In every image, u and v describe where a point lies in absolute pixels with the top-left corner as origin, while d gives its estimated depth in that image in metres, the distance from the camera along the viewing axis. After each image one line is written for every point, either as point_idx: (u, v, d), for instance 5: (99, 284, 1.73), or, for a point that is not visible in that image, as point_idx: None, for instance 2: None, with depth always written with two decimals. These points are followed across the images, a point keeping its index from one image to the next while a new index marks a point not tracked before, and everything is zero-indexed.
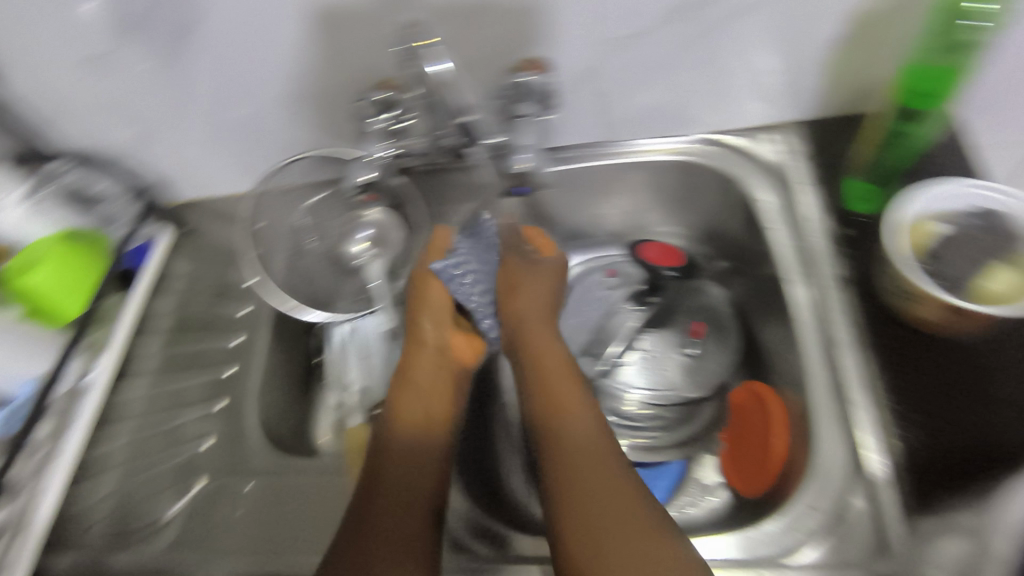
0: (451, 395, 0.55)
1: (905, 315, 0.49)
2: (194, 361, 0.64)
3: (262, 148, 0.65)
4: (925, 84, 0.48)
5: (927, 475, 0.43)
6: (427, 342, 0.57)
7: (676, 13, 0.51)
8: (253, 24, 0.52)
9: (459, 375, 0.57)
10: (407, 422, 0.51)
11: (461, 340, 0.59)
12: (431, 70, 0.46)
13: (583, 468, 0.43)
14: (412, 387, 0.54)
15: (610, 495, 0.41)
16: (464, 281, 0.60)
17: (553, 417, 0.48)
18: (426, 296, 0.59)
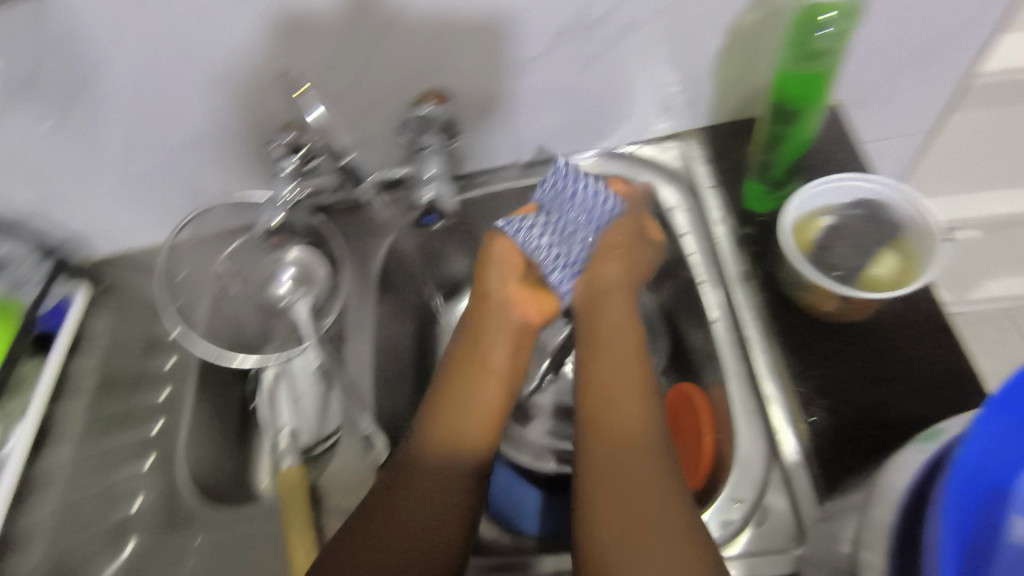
0: (506, 375, 0.55)
1: (805, 306, 0.51)
2: (122, 419, 0.63)
3: (175, 196, 0.65)
4: (795, 88, 0.51)
5: (835, 455, 0.45)
6: (489, 313, 0.58)
7: (563, 39, 0.54)
8: (147, 78, 0.52)
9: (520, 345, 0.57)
10: (451, 407, 0.52)
11: (528, 298, 0.59)
12: (307, 118, 0.47)
13: (624, 449, 0.45)
14: (461, 353, 0.56)
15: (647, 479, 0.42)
16: (536, 230, 0.58)
17: (612, 394, 0.48)
18: (489, 259, 0.59)
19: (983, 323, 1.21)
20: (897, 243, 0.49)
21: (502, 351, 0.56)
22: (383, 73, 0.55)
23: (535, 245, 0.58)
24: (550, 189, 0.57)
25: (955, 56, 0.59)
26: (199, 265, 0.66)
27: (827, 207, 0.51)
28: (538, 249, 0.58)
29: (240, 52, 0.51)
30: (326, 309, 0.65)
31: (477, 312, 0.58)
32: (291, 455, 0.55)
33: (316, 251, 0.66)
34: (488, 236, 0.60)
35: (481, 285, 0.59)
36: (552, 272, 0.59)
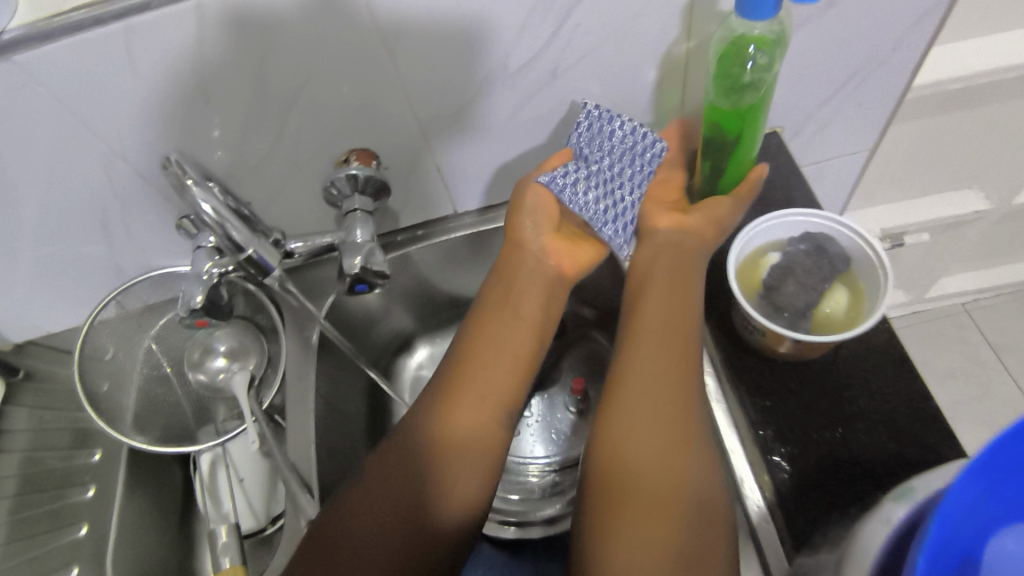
0: (535, 331, 0.53)
1: (760, 348, 0.49)
2: (46, 523, 0.58)
3: (93, 275, 0.60)
4: (733, 123, 0.50)
5: (802, 508, 0.43)
6: (521, 262, 0.54)
7: (488, 86, 0.51)
8: (41, 159, 0.48)
9: (553, 296, 0.55)
10: (475, 364, 0.51)
11: (564, 247, 0.56)
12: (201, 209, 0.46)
13: (651, 414, 0.43)
14: (493, 314, 0.53)
15: (662, 442, 0.42)
16: (583, 184, 0.53)
17: (639, 352, 0.47)
18: (523, 208, 0.54)
19: (937, 320, 1.23)
20: (845, 276, 0.48)
21: (529, 309, 0.54)
22: (302, 135, 0.52)
23: (582, 201, 0.53)
24: (585, 133, 0.52)
25: (887, 76, 0.59)
26: (125, 345, 0.61)
27: (772, 243, 0.50)
28: (585, 206, 0.53)
29: (142, 125, 0.47)
30: (265, 383, 0.61)
31: (508, 260, 0.55)
32: (231, 552, 0.51)
33: (251, 321, 0.63)
34: (523, 182, 0.56)
35: (510, 233, 0.55)
36: (605, 227, 0.55)
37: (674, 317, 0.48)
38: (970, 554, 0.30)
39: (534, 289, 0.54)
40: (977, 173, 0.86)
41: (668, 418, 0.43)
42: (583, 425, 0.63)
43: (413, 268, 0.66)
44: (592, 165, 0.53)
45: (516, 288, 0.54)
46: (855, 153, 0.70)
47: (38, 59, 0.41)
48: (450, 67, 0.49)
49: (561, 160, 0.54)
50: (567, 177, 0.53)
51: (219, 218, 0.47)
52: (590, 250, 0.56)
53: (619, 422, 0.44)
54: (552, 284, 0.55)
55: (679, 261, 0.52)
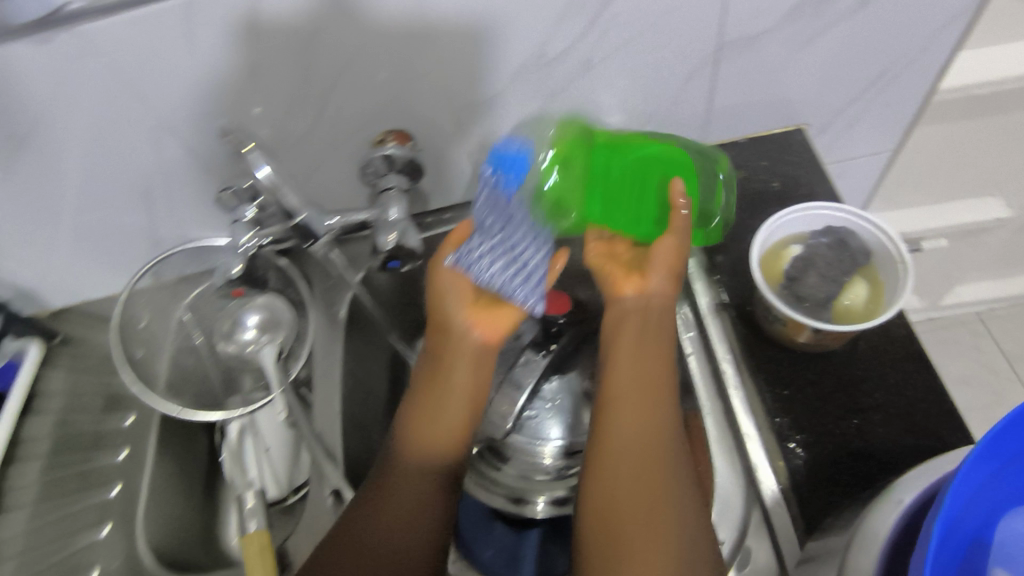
0: (473, 401, 0.49)
1: (779, 337, 0.50)
2: (79, 482, 0.60)
3: (131, 245, 0.63)
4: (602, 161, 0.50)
5: (816, 495, 0.44)
6: (450, 338, 0.49)
7: (523, 75, 0.53)
8: (92, 129, 0.50)
9: (484, 370, 0.50)
10: (414, 452, 0.47)
11: (484, 317, 0.50)
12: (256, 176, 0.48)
13: (624, 511, 0.40)
14: (426, 396, 0.49)
15: (639, 503, 0.40)
16: (481, 258, 0.48)
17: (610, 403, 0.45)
18: (440, 285, 0.50)
19: (953, 327, 1.23)
20: (865, 270, 0.49)
21: (465, 379, 0.49)
22: (341, 115, 0.53)
23: (488, 272, 0.48)
24: (487, 204, 0.48)
25: (914, 78, 0.60)
26: (160, 313, 0.64)
27: (794, 237, 0.51)
28: (492, 274, 0.48)
29: (190, 99, 0.49)
30: (293, 355, 0.62)
31: (435, 332, 0.50)
32: (258, 516, 0.52)
33: (282, 296, 0.64)
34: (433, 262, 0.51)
35: (433, 309, 0.51)
36: (515, 294, 0.48)
37: (648, 367, 0.46)
38: (979, 536, 0.31)
39: (471, 360, 0.49)
40: (998, 181, 0.87)
41: (644, 478, 0.41)
42: None
43: None
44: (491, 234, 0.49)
45: (445, 363, 0.49)
46: (878, 154, 0.71)
47: (99, 31, 0.43)
48: (487, 56, 0.51)
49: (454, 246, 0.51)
50: (470, 249, 0.49)
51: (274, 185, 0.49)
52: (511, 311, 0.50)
53: (593, 479, 0.42)
54: (483, 353, 0.50)
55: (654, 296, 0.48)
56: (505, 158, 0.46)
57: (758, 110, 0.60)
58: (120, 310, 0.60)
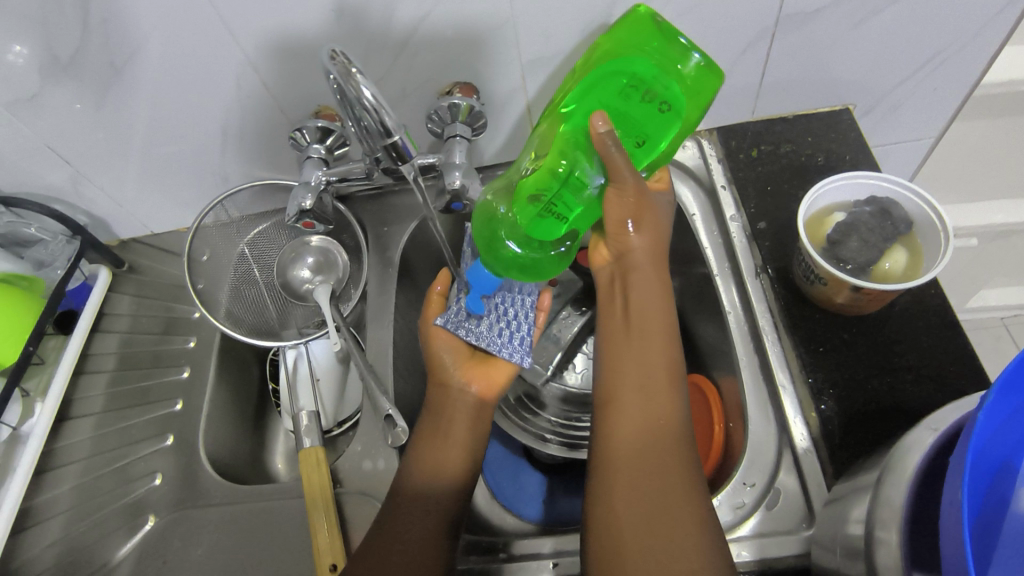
0: (469, 446, 0.53)
1: (817, 298, 0.53)
2: (141, 398, 0.64)
3: (202, 181, 0.66)
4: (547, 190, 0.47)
5: (846, 443, 0.47)
6: (446, 394, 0.54)
7: (589, 36, 0.55)
8: (184, 62, 0.53)
9: (480, 420, 0.55)
10: (417, 469, 0.50)
11: (477, 375, 0.55)
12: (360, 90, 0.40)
13: (625, 479, 0.41)
14: (425, 438, 0.53)
15: (647, 494, 0.40)
16: (467, 323, 0.55)
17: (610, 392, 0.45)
18: (435, 348, 0.56)
19: (977, 330, 1.24)
20: (906, 239, 0.51)
21: (463, 417, 0.53)
22: (413, 66, 0.56)
23: (475, 332, 0.54)
24: None
25: (965, 65, 0.62)
26: (224, 246, 0.67)
27: (838, 204, 0.54)
28: (479, 334, 0.54)
29: (277, 39, 0.52)
30: (345, 296, 0.66)
31: (433, 389, 0.55)
32: (313, 434, 0.56)
33: (337, 239, 0.68)
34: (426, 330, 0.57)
35: (431, 366, 0.56)
36: (502, 348, 0.53)
37: (648, 358, 0.46)
38: (1008, 461, 0.34)
39: (470, 404, 0.54)
40: None
41: (652, 474, 0.41)
42: None
43: None
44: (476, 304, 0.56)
45: (443, 414, 0.54)
46: (920, 140, 0.73)
47: None
48: (564, 15, 0.53)
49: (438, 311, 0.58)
50: (457, 313, 0.55)
51: (377, 105, 0.42)
52: (503, 367, 0.55)
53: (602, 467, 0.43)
54: (480, 400, 0.55)
55: (650, 278, 0.48)
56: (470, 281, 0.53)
57: (807, 87, 0.63)
58: (189, 240, 0.64)
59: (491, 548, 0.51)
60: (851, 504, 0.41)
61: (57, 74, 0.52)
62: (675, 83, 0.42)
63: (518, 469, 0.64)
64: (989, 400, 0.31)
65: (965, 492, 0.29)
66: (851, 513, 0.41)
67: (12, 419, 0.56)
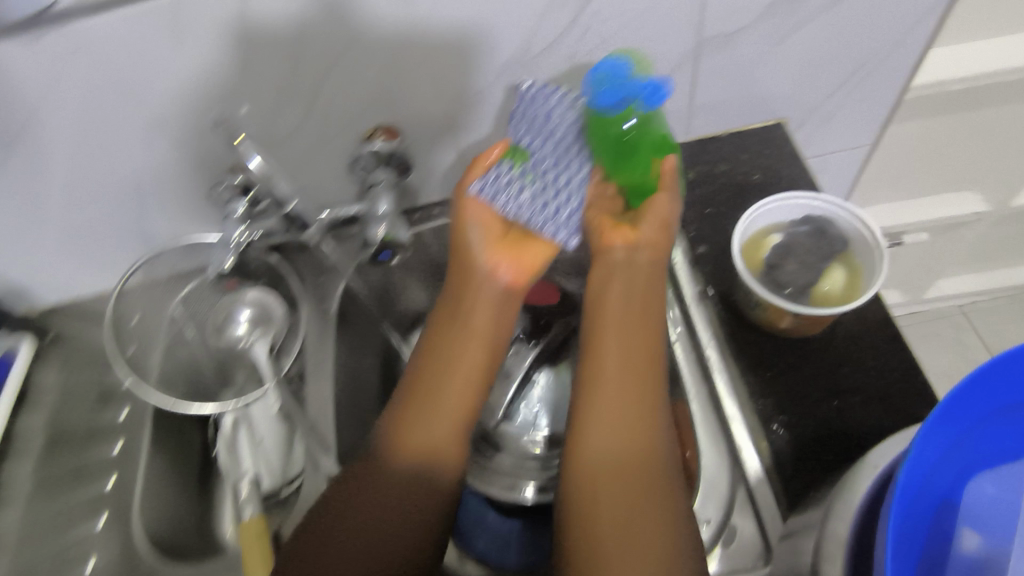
0: (489, 343, 0.50)
1: (761, 322, 0.52)
2: (74, 476, 0.61)
3: (126, 241, 0.63)
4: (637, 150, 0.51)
5: (799, 472, 0.45)
6: (472, 277, 0.51)
7: (510, 70, 0.54)
8: (87, 124, 0.51)
9: (503, 311, 0.51)
10: (427, 388, 0.48)
11: (508, 254, 0.52)
12: (247, 167, 0.48)
13: (605, 467, 0.42)
14: (438, 362, 0.49)
15: (631, 515, 0.40)
16: (507, 189, 0.51)
17: (596, 409, 0.45)
18: (465, 217, 0.52)
19: (936, 321, 1.25)
20: (844, 257, 0.50)
21: (473, 340, 0.50)
22: (331, 110, 0.54)
23: (516, 202, 0.50)
24: (527, 120, 0.51)
25: (888, 73, 0.62)
26: (152, 309, 0.63)
27: (775, 225, 0.53)
28: (520, 206, 0.50)
29: (181, 96, 0.50)
30: (284, 350, 0.63)
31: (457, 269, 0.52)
32: (253, 502, 0.53)
33: (274, 292, 0.65)
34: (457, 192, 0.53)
35: (456, 242, 0.52)
36: (545, 225, 0.50)
37: (637, 375, 0.46)
38: (948, 497, 0.33)
39: (495, 295, 0.51)
40: (976, 175, 0.89)
41: (636, 496, 0.41)
42: None
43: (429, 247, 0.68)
44: (523, 172, 0.51)
45: (464, 308, 0.50)
46: (858, 148, 0.73)
47: (89, 30, 0.44)
48: (479, 51, 0.52)
49: (500, 154, 0.52)
50: (497, 179, 0.51)
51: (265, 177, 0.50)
52: (539, 248, 0.52)
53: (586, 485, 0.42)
54: (497, 303, 0.51)
55: (635, 284, 0.49)
56: (614, 79, 0.48)
57: (738, 105, 0.62)
58: (112, 308, 0.60)
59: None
60: None
61: None
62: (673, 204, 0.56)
63: (481, 515, 0.59)
64: (914, 447, 0.30)
65: (889, 558, 0.29)
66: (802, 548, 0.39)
67: None
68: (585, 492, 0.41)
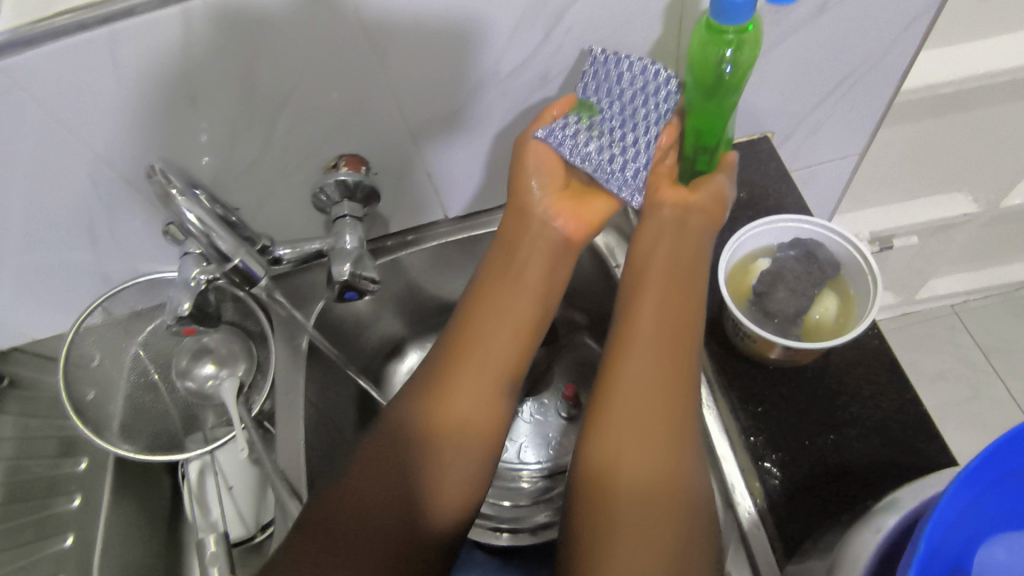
0: (539, 297, 0.52)
1: (750, 353, 0.49)
2: (31, 534, 0.57)
3: (82, 282, 0.60)
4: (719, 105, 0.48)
5: (794, 515, 0.43)
6: (528, 227, 0.53)
7: (479, 91, 0.51)
8: (27, 164, 0.47)
9: (558, 264, 0.53)
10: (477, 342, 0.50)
11: (568, 208, 0.54)
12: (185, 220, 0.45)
13: (633, 440, 0.42)
14: (494, 313, 0.51)
15: (639, 498, 0.40)
16: (579, 139, 0.51)
17: (623, 390, 0.44)
18: (527, 162, 0.52)
19: (930, 321, 1.23)
20: (836, 282, 0.48)
21: (520, 299, 0.52)
22: (292, 138, 0.51)
23: (584, 153, 0.51)
24: (592, 80, 0.49)
25: (877, 81, 0.59)
26: (111, 352, 0.60)
27: (762, 249, 0.51)
28: (586, 157, 0.51)
29: (128, 131, 0.47)
30: (255, 388, 0.60)
31: (513, 222, 0.53)
32: (220, 562, 0.50)
33: (241, 326, 0.61)
34: (520, 140, 0.52)
35: (517, 186, 0.53)
36: (612, 180, 0.52)
37: (671, 354, 0.45)
38: (960, 563, 0.31)
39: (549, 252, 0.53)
40: (967, 175, 0.87)
41: (646, 504, 0.40)
42: (574, 430, 0.63)
43: (405, 275, 0.65)
44: (591, 125, 0.51)
45: (517, 259, 0.52)
46: (847, 157, 0.71)
47: (20, 64, 0.41)
48: (447, 73, 0.49)
49: (564, 109, 0.51)
50: (566, 132, 0.51)
51: (205, 228, 0.46)
52: (600, 205, 0.54)
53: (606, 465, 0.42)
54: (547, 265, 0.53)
55: (680, 251, 0.51)
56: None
57: None
58: (67, 348, 0.57)
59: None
60: None
61: None
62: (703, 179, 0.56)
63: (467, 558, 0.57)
64: (940, 499, 0.28)
65: None
66: None
67: None
68: (596, 493, 0.41)
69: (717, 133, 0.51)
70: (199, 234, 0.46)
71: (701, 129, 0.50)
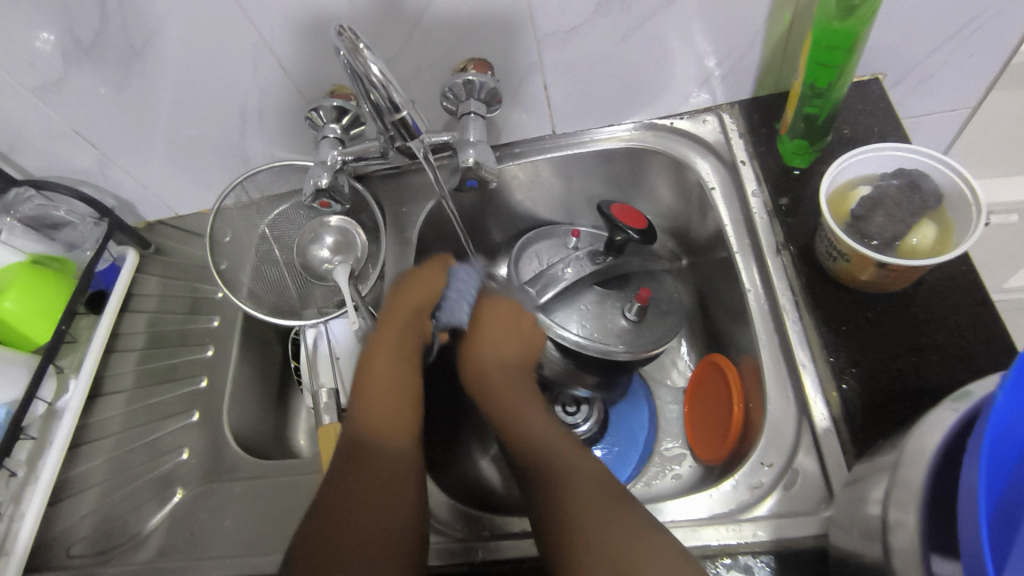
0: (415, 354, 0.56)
1: (839, 275, 0.52)
2: (168, 376, 0.65)
3: (223, 164, 0.68)
4: (839, 39, 0.49)
5: (870, 423, 0.45)
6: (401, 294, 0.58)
7: (605, 9, 0.54)
8: (199, 47, 0.54)
9: (417, 330, 0.57)
10: (371, 381, 0.53)
11: (419, 298, 0.58)
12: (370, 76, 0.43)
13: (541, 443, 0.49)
14: (385, 375, 0.54)
15: (541, 448, 0.49)
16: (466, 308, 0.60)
17: (517, 403, 0.53)
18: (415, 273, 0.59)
19: None
20: (936, 213, 0.49)
21: (397, 337, 0.56)
22: (426, 42, 0.56)
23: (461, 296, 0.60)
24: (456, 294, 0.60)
25: (1003, 30, 0.58)
26: (243, 227, 0.67)
27: (863, 178, 0.52)
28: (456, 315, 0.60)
29: (288, 19, 0.52)
30: (363, 276, 0.65)
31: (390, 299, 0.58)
32: (332, 412, 0.57)
33: (356, 219, 0.67)
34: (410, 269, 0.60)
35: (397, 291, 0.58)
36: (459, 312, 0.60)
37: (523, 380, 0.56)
38: None
39: (407, 313, 0.57)
40: None
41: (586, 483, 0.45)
42: (635, 332, 0.65)
43: (503, 186, 0.70)
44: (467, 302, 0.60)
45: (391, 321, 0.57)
46: (956, 111, 0.70)
47: None
48: None
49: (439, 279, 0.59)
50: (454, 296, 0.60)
51: (385, 81, 0.43)
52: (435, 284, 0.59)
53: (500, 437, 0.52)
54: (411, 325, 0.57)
55: (498, 304, 0.60)
56: None
57: None
58: (211, 220, 0.65)
59: (456, 553, 0.48)
60: (870, 484, 0.40)
61: (79, 58, 0.54)
62: (816, 133, 0.56)
63: None
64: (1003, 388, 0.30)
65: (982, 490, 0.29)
66: (869, 494, 0.39)
67: (48, 394, 0.58)
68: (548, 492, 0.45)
69: (836, 66, 0.50)
70: (356, 97, 0.55)
71: (824, 56, 0.50)
